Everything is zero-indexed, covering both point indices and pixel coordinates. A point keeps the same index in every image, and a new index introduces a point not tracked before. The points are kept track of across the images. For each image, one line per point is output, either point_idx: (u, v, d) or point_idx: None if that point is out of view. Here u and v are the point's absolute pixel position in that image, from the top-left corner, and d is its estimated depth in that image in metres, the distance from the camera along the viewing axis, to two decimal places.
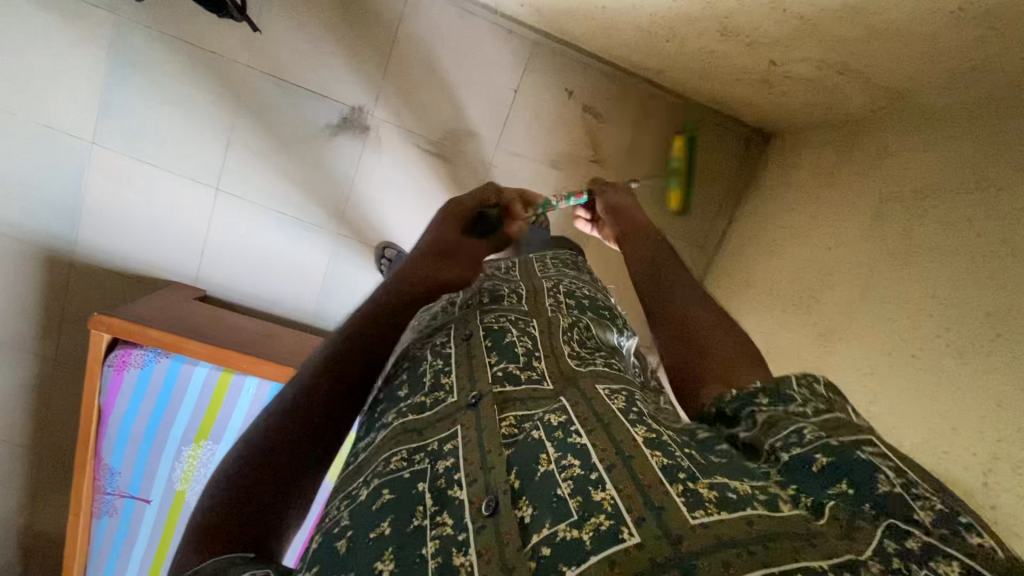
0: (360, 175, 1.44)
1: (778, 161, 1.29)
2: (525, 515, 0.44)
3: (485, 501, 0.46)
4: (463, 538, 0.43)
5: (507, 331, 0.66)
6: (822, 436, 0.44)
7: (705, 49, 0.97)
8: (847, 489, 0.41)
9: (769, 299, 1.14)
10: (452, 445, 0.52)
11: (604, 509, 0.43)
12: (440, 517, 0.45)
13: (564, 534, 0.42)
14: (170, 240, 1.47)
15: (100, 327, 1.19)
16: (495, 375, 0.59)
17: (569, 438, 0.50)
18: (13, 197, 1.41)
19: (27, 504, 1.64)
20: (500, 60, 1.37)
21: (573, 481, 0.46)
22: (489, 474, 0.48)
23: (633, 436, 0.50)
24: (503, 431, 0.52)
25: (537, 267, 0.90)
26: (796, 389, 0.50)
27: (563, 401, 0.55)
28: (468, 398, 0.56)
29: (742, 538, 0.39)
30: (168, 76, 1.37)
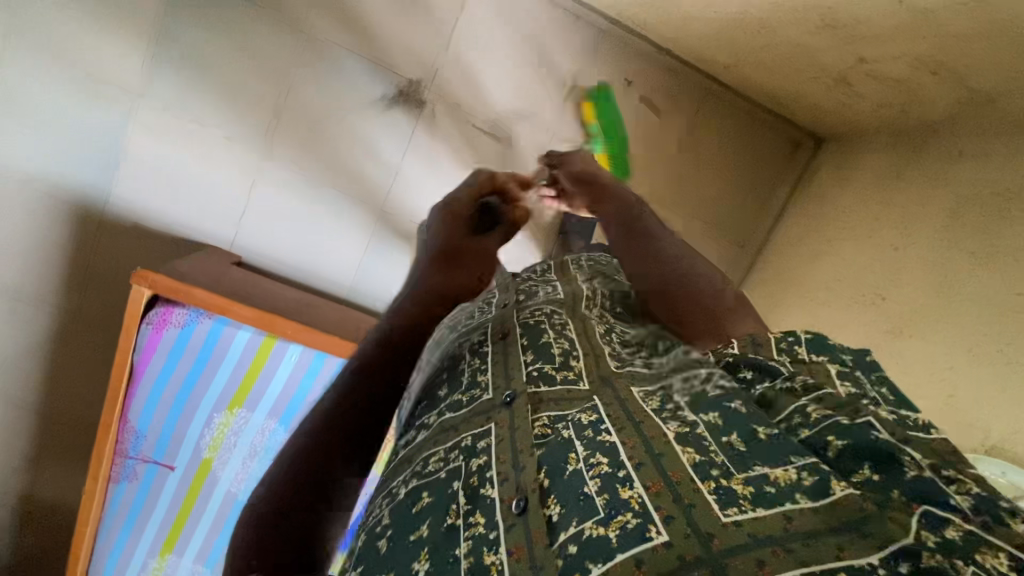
0: (412, 148, 1.42)
1: (831, 164, 1.31)
2: (553, 513, 0.45)
3: (516, 500, 0.47)
4: (494, 537, 0.44)
5: (543, 330, 0.67)
6: (829, 416, 0.44)
7: (790, 41, 0.99)
8: (870, 474, 0.40)
9: (824, 297, 1.15)
10: (486, 443, 0.52)
11: (632, 507, 0.43)
12: (472, 517, 0.47)
13: (592, 532, 0.42)
14: (208, 202, 1.44)
15: (142, 282, 1.15)
16: (529, 374, 0.59)
17: (599, 437, 0.50)
18: (53, 147, 1.37)
19: (34, 467, 1.58)
20: (563, 45, 1.36)
21: (601, 480, 0.46)
22: (519, 473, 0.49)
23: (663, 432, 0.48)
24: (536, 432, 0.52)
25: (573, 267, 0.90)
26: (776, 359, 0.52)
27: (595, 401, 0.55)
28: (502, 398, 0.56)
29: (779, 536, 0.38)
30: (223, 32, 1.34)
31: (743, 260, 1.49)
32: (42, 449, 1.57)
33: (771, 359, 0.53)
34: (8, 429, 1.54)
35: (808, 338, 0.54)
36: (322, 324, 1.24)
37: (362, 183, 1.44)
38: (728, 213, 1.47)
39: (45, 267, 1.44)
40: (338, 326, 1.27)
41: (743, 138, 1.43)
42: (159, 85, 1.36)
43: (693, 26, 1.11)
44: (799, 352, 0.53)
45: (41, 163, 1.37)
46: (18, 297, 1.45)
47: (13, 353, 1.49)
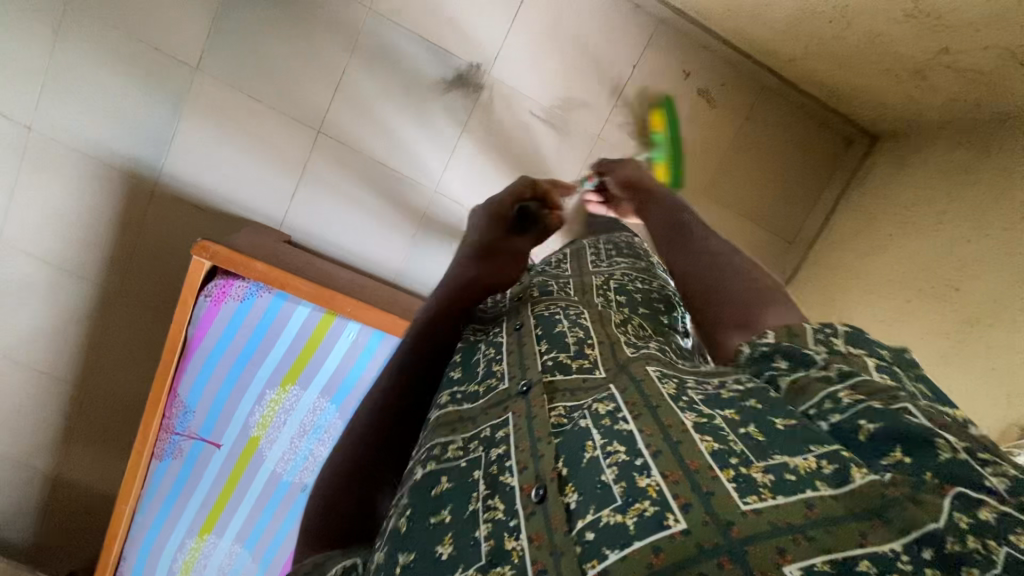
0: (470, 131, 1.42)
1: (889, 162, 1.32)
2: (570, 501, 0.40)
3: (536, 488, 0.41)
4: (515, 524, 0.39)
5: (557, 319, 0.58)
6: (862, 399, 0.37)
7: (869, 32, 1.00)
8: (903, 457, 0.35)
9: (887, 289, 1.15)
10: (504, 432, 0.47)
11: (650, 495, 0.37)
12: (492, 501, 0.42)
13: (609, 519, 0.37)
14: (259, 180, 1.43)
15: (203, 254, 1.14)
16: (544, 364, 0.52)
17: (617, 425, 0.43)
18: (107, 118, 1.37)
19: (67, 442, 1.56)
20: (624, 34, 1.37)
21: (618, 467, 0.40)
22: (538, 462, 0.43)
23: (680, 421, 0.41)
24: (552, 420, 0.46)
25: (589, 256, 0.79)
26: (811, 347, 0.42)
27: (611, 390, 0.48)
28: (518, 386, 0.51)
29: (802, 523, 0.33)
30: (285, 10, 1.34)
31: (790, 257, 1.49)
32: (77, 423, 1.56)
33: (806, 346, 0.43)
34: (46, 402, 1.53)
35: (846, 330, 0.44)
36: (377, 303, 1.22)
37: (417, 165, 1.43)
38: (776, 208, 1.48)
39: (93, 239, 1.44)
40: (390, 305, 1.26)
41: (796, 133, 1.43)
42: (217, 59, 1.35)
43: (764, 16, 1.12)
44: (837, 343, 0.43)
45: (94, 134, 1.37)
46: (66, 267, 1.45)
47: (59, 323, 1.49)
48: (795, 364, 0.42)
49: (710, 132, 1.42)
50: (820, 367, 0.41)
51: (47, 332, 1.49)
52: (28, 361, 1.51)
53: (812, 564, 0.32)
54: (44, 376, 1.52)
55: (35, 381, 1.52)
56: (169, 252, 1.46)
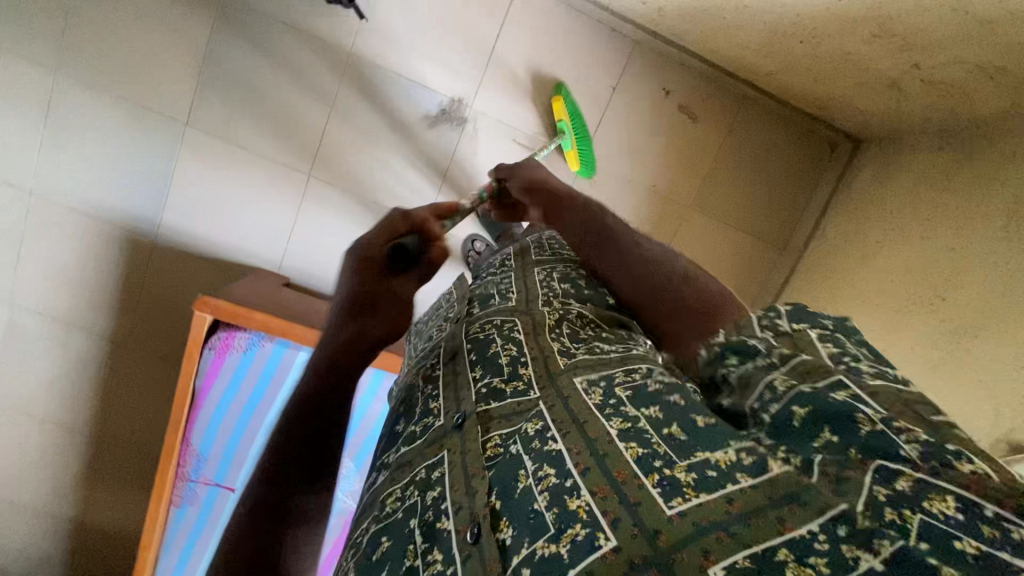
0: (455, 162, 1.44)
1: (874, 166, 1.33)
2: (506, 536, 0.44)
3: (470, 529, 0.45)
4: (451, 572, 0.43)
5: (491, 339, 0.66)
6: (794, 386, 0.43)
7: (840, 51, 1.01)
8: (830, 437, 0.39)
9: (876, 297, 1.16)
10: (440, 472, 0.51)
11: (581, 518, 0.42)
12: (430, 555, 0.45)
13: (543, 551, 0.41)
14: (255, 226, 1.46)
15: (206, 308, 1.17)
16: (478, 394, 0.58)
17: (546, 446, 0.49)
18: (102, 177, 1.41)
19: (86, 491, 1.61)
20: (601, 58, 1.38)
21: (549, 493, 0.45)
22: (473, 501, 0.47)
23: (605, 430, 0.49)
24: (486, 453, 0.51)
25: (533, 257, 0.89)
26: (760, 334, 0.51)
27: (540, 407, 0.54)
28: (452, 420, 0.57)
29: (724, 521, 0.38)
30: (268, 60, 1.37)
31: (781, 265, 1.49)
32: (96, 472, 1.60)
33: (754, 336, 0.51)
34: (64, 453, 1.58)
35: (788, 310, 0.53)
36: None
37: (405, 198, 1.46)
38: (764, 215, 1.48)
39: (97, 295, 1.48)
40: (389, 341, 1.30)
41: (779, 142, 1.44)
42: (206, 111, 1.39)
43: (738, 38, 1.14)
44: (782, 326, 0.50)
45: (90, 194, 1.41)
46: (74, 323, 1.50)
47: (73, 376, 1.53)
48: (744, 359, 0.49)
49: (693, 147, 1.43)
50: (762, 356, 0.48)
51: (62, 386, 1.54)
52: (45, 413, 1.55)
53: (734, 561, 0.36)
54: (61, 428, 1.56)
55: (53, 433, 1.56)
56: (172, 300, 1.50)
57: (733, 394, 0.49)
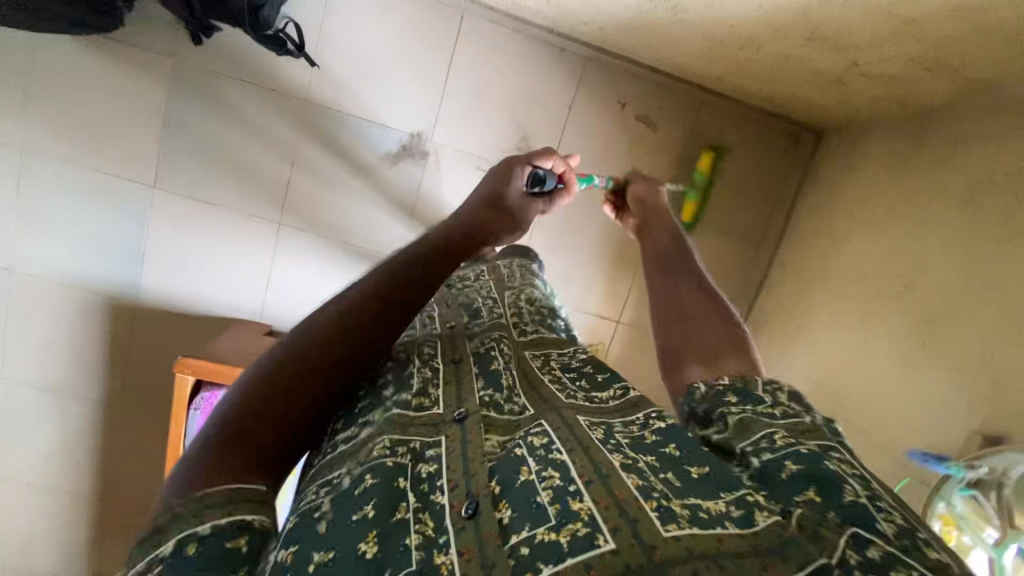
0: (423, 195, 1.45)
1: (836, 155, 1.33)
2: (504, 517, 0.43)
3: (467, 505, 0.44)
4: (444, 539, 0.41)
5: (494, 356, 0.66)
6: (793, 443, 0.44)
7: (779, 54, 1.02)
8: (815, 496, 0.40)
9: (849, 289, 1.16)
10: (437, 452, 0.50)
11: (582, 518, 0.40)
12: (421, 517, 0.44)
13: (543, 537, 0.40)
14: (232, 279, 1.48)
15: (186, 369, 1.19)
16: (483, 398, 0.58)
17: (550, 454, 0.48)
18: (77, 247, 1.43)
19: (96, 553, 1.63)
20: (555, 78, 1.39)
21: (552, 491, 0.43)
22: (470, 480, 0.46)
23: (608, 458, 0.47)
24: (487, 449, 0.50)
25: (510, 278, 0.93)
26: (764, 392, 0.50)
27: (543, 424, 0.53)
28: (453, 414, 0.55)
29: (714, 553, 0.37)
30: (226, 115, 1.39)
31: (758, 260, 1.50)
32: (104, 533, 1.62)
33: (758, 388, 0.51)
34: (70, 518, 1.60)
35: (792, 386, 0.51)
36: None
37: (376, 237, 1.47)
38: (737, 213, 1.48)
39: (86, 361, 1.50)
40: None
41: (741, 139, 1.44)
42: (172, 173, 1.41)
43: (680, 46, 1.14)
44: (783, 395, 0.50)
45: (68, 265, 1.44)
46: (66, 391, 1.52)
47: (74, 443, 1.56)
48: (746, 401, 0.50)
49: (657, 154, 1.44)
50: (766, 407, 0.48)
51: (62, 453, 1.56)
52: (48, 482, 1.57)
53: None
54: (65, 495, 1.59)
55: (61, 500, 1.59)
56: (161, 358, 1.51)
57: (727, 433, 0.48)
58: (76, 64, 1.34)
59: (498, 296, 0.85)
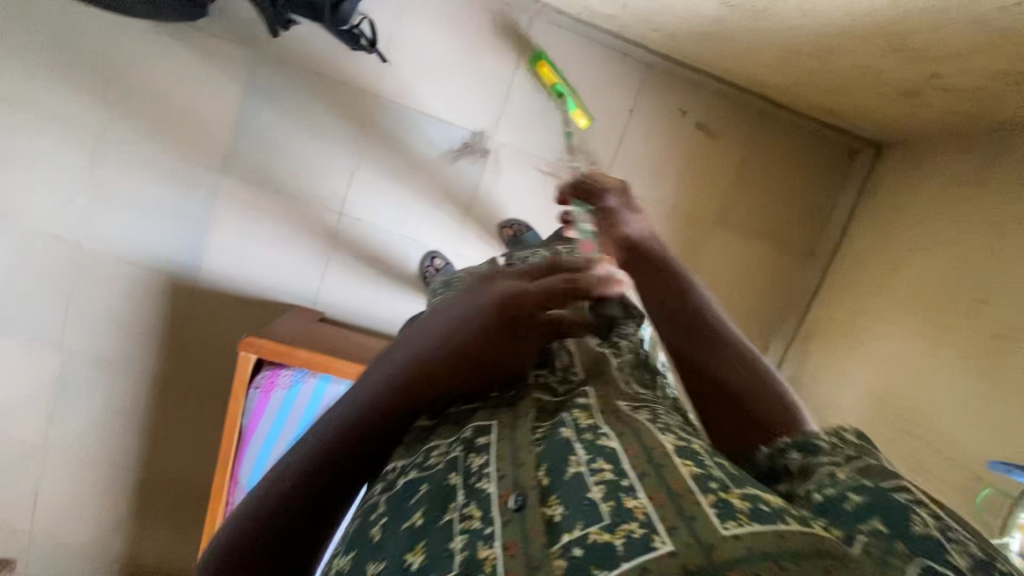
0: (480, 193, 1.48)
1: (899, 170, 1.35)
2: (555, 513, 0.43)
3: (514, 496, 0.45)
4: (490, 532, 0.43)
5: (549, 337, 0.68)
6: (857, 480, 0.47)
7: (856, 65, 1.05)
8: (880, 526, 0.42)
9: (913, 301, 1.17)
10: (487, 438, 0.52)
11: (638, 518, 0.41)
12: (468, 510, 0.46)
13: (596, 537, 0.40)
14: (289, 266, 1.51)
15: (250, 348, 1.22)
16: (535, 385, 0.62)
17: (599, 440, 0.49)
18: (145, 226, 1.48)
19: (137, 529, 1.67)
20: (618, 83, 1.41)
21: (604, 486, 0.44)
22: (518, 471, 0.47)
23: (661, 444, 0.49)
24: (537, 432, 0.53)
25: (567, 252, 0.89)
26: (825, 439, 0.55)
27: (587, 402, 0.56)
28: (508, 399, 0.60)
29: (773, 551, 0.37)
30: (299, 105, 1.43)
31: (812, 272, 1.50)
32: (146, 511, 1.66)
33: (817, 438, 0.55)
34: (114, 492, 1.64)
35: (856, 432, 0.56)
36: None
37: (433, 232, 1.50)
38: (790, 226, 1.49)
39: (142, 338, 1.53)
40: None
41: (798, 153, 1.45)
42: (241, 159, 1.45)
43: (753, 55, 1.17)
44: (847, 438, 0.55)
45: (135, 243, 1.48)
46: (121, 367, 1.55)
47: (123, 420, 1.59)
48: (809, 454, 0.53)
49: (714, 162, 1.45)
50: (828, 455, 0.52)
51: (111, 429, 1.59)
52: (97, 456, 1.61)
53: None
54: (112, 470, 1.62)
55: (107, 475, 1.63)
56: (214, 341, 1.55)
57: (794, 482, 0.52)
58: (162, 51, 1.40)
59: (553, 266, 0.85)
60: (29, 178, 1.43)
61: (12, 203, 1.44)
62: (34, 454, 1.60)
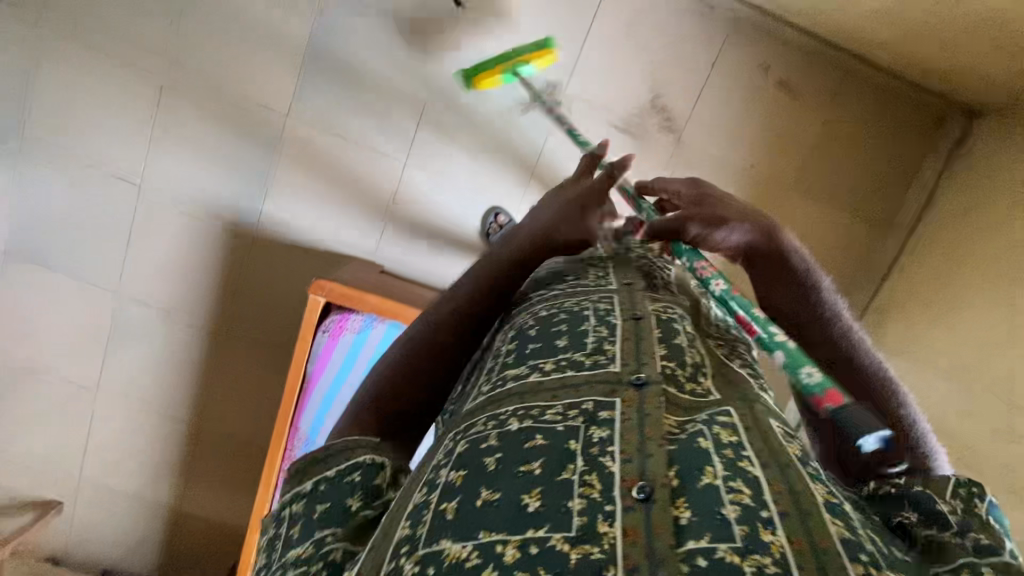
0: (549, 146, 1.45)
1: (996, 134, 1.30)
2: (681, 516, 0.43)
3: (639, 486, 0.45)
4: (610, 509, 0.43)
5: (676, 333, 0.66)
6: None
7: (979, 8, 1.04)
8: None
9: (1011, 268, 1.14)
10: (610, 414, 0.52)
11: (773, 554, 0.39)
12: (588, 477, 0.46)
13: (726, 556, 0.39)
14: (349, 217, 1.49)
15: (320, 291, 1.20)
16: (663, 369, 0.58)
17: (740, 461, 0.47)
18: (208, 170, 1.45)
19: (182, 478, 1.67)
20: (702, 35, 1.36)
21: (741, 508, 0.42)
22: (647, 462, 0.47)
23: (812, 493, 0.45)
24: (667, 426, 0.51)
25: (690, 284, 0.85)
26: (950, 503, 0.49)
27: (730, 416, 0.53)
28: (633, 377, 0.56)
29: None
30: (372, 45, 1.39)
31: (888, 243, 1.45)
32: (194, 460, 1.66)
33: (942, 500, 0.49)
34: (162, 441, 1.64)
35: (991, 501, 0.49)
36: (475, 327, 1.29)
37: (499, 186, 1.47)
38: (868, 194, 1.43)
39: (200, 285, 1.52)
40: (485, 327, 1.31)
41: (885, 120, 1.40)
42: (307, 101, 1.42)
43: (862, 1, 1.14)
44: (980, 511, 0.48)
45: (198, 186, 1.46)
46: (178, 312, 1.54)
47: (176, 366, 1.58)
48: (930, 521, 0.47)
49: (794, 123, 1.40)
50: (959, 534, 0.45)
51: (164, 376, 1.59)
52: (147, 403, 1.61)
53: None
54: (160, 419, 1.62)
55: (157, 422, 1.63)
56: (270, 293, 1.54)
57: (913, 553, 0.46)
58: None
59: (667, 275, 0.84)
60: (95, 114, 1.41)
61: (79, 138, 1.43)
62: (87, 397, 1.61)
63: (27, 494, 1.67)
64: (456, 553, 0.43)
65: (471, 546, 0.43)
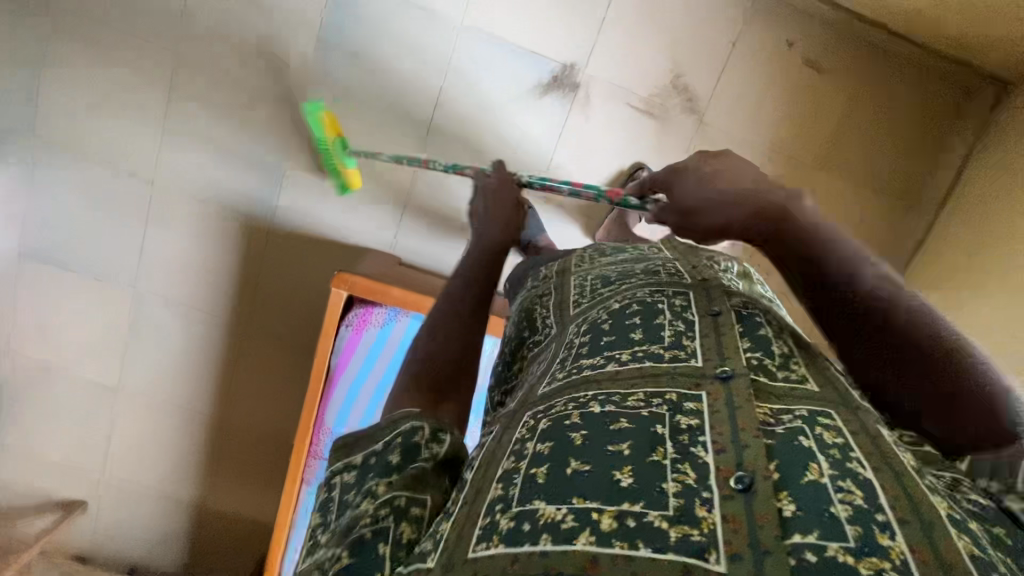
0: (565, 132, 1.40)
1: None
2: (786, 507, 0.40)
3: (738, 476, 0.42)
4: (707, 495, 0.41)
5: (761, 323, 0.61)
6: None
7: None
8: None
9: None
10: (697, 405, 0.49)
11: (893, 560, 0.37)
12: (680, 465, 0.44)
13: (840, 556, 0.37)
14: (364, 208, 1.46)
15: (343, 285, 1.18)
16: (749, 361, 0.55)
17: (849, 463, 0.44)
18: (220, 164, 1.43)
19: (203, 474, 1.67)
20: (723, 12, 1.32)
21: (852, 510, 0.40)
22: (742, 450, 0.44)
23: (932, 502, 0.41)
24: (762, 417, 0.48)
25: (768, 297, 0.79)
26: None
27: (834, 418, 0.49)
28: (717, 371, 0.53)
29: None
30: (384, 30, 1.35)
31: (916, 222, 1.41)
32: (215, 456, 1.66)
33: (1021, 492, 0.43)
34: (183, 437, 1.64)
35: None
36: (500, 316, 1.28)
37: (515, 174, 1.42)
38: (895, 171, 1.40)
39: (217, 281, 1.51)
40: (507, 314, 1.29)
41: (914, 92, 1.36)
42: (319, 91, 1.38)
43: None
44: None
45: (211, 181, 1.44)
46: (195, 309, 1.53)
47: (194, 364, 1.57)
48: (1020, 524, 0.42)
49: (819, 100, 1.36)
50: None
51: (182, 373, 1.58)
52: (166, 400, 1.61)
53: None
54: (180, 416, 1.62)
55: (177, 418, 1.62)
56: (286, 286, 1.52)
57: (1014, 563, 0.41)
58: None
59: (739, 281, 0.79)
60: (102, 108, 1.38)
61: (86, 134, 1.40)
62: (106, 394, 1.60)
63: (51, 493, 1.67)
64: (550, 513, 0.42)
65: (565, 509, 0.42)
